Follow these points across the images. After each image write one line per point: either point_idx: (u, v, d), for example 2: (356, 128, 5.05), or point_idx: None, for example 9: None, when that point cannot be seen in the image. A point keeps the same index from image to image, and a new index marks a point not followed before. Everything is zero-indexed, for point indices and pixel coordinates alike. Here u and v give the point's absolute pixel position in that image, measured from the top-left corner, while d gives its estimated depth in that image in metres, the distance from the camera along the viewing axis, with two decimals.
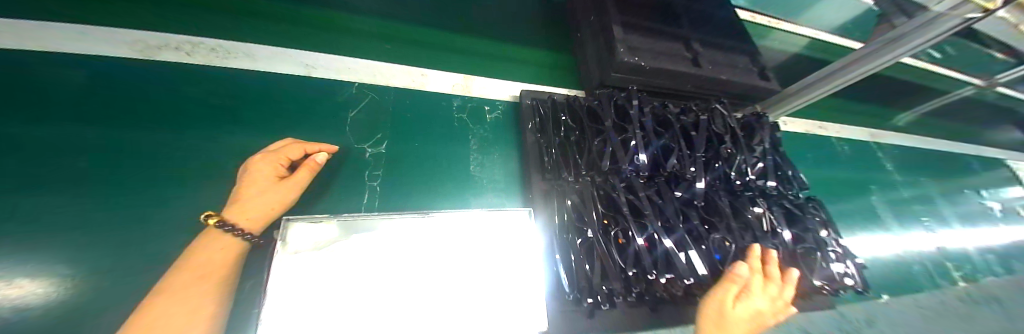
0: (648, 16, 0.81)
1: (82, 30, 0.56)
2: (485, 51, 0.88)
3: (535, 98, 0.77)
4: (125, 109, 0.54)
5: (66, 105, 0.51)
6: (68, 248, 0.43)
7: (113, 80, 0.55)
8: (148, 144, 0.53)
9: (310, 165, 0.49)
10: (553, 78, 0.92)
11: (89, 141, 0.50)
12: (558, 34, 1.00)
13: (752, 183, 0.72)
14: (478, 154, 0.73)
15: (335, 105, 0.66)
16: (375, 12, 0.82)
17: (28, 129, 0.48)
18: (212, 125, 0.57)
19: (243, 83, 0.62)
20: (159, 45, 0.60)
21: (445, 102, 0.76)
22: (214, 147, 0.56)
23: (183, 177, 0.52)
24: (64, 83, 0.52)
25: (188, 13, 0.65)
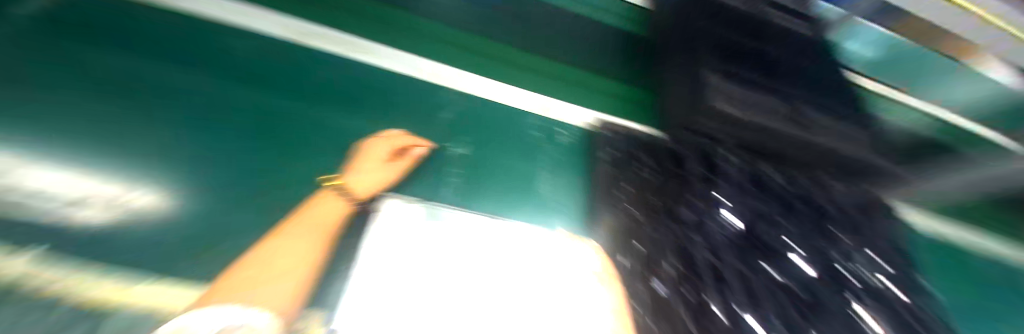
0: (746, 71, 0.79)
1: (261, 17, 0.73)
2: (569, 78, 0.91)
3: (613, 131, 0.79)
4: (270, 77, 0.66)
5: (235, 67, 0.66)
6: (194, 164, 0.50)
7: (270, 55, 0.69)
8: (277, 111, 0.62)
9: (410, 156, 0.62)
10: (633, 112, 0.90)
11: (240, 94, 0.62)
12: (643, 72, 0.99)
13: (863, 278, 0.61)
14: (548, 174, 0.73)
15: (428, 105, 0.73)
16: (474, 29, 0.90)
17: (205, 80, 0.62)
18: (330, 104, 0.66)
19: (360, 73, 0.73)
20: (309, 35, 0.74)
21: (524, 120, 0.79)
22: (324, 119, 0.64)
23: (295, 135, 0.60)
24: (239, 51, 0.68)
25: (333, 12, 0.79)
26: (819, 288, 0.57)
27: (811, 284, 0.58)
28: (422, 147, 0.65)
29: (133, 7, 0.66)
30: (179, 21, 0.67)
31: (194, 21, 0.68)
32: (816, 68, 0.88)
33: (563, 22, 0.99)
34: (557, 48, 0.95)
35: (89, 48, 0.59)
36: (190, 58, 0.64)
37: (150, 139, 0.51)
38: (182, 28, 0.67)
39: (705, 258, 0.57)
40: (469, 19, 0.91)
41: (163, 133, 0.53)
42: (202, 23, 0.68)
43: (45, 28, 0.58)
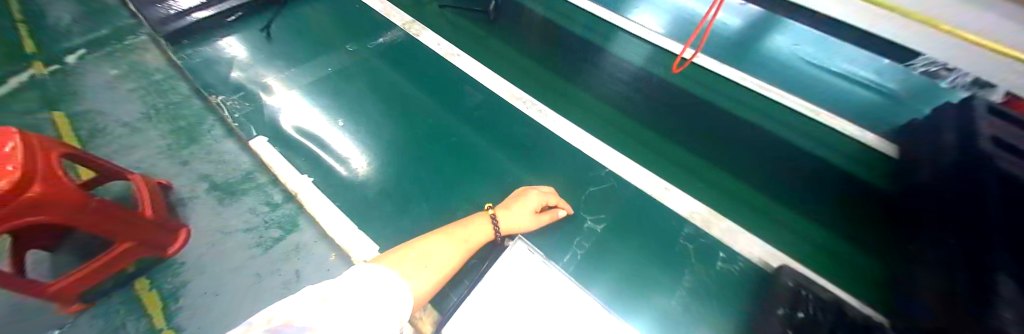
0: None
1: (488, 76, 0.95)
2: (750, 201, 0.74)
3: (801, 283, 0.58)
4: (477, 121, 0.87)
5: (460, 109, 0.89)
6: (416, 180, 0.76)
7: (484, 105, 0.90)
8: (468, 145, 0.83)
9: (553, 215, 0.66)
10: (846, 276, 0.64)
11: (456, 132, 0.84)
12: (891, 230, 0.68)
13: None
14: (685, 296, 0.63)
15: (584, 177, 0.77)
16: (655, 120, 0.87)
17: (442, 115, 0.88)
18: (506, 153, 0.81)
19: (540, 137, 0.84)
20: (514, 96, 0.91)
21: (676, 224, 0.71)
22: (501, 168, 0.79)
23: (479, 176, 0.77)
24: (466, 98, 0.91)
25: (530, 79, 0.96)
26: None
27: None
28: (565, 211, 0.68)
29: (424, 53, 1.01)
30: (444, 68, 0.97)
31: (450, 67, 0.98)
32: None
33: (759, 136, 0.84)
34: (743, 161, 0.80)
35: (399, 75, 0.96)
36: (439, 96, 0.92)
37: (402, 148, 0.81)
38: (442, 70, 0.97)
39: None
40: (653, 110, 0.89)
41: (411, 151, 0.81)
42: (450, 69, 0.97)
43: (387, 61, 0.99)
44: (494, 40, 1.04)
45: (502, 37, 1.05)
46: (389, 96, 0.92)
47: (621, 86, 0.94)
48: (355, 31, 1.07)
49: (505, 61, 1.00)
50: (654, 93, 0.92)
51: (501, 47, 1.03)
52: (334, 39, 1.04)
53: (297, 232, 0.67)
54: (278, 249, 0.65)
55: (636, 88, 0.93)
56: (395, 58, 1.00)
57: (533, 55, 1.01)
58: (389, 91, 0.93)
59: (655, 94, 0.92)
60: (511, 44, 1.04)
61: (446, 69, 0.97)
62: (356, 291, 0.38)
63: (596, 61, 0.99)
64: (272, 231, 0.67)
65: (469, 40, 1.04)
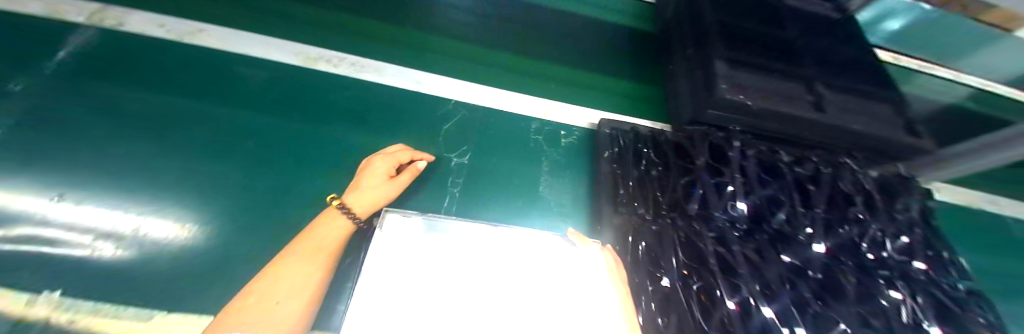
0: (761, 51, 0.73)
1: (265, 42, 0.73)
2: (573, 79, 0.90)
3: (615, 128, 0.77)
4: (279, 99, 0.67)
5: (247, 95, 0.66)
6: (218, 197, 0.53)
7: (280, 79, 0.70)
8: (281, 134, 0.63)
9: (414, 170, 0.57)
10: (636, 108, 0.89)
11: (255, 124, 0.63)
12: (646, 66, 0.98)
13: (890, 261, 0.57)
14: (550, 177, 0.73)
15: (433, 116, 0.73)
16: (478, 38, 0.90)
17: (223, 111, 0.63)
18: (339, 124, 0.67)
19: (372, 92, 0.73)
20: (315, 58, 0.74)
21: (525, 123, 0.80)
22: (340, 143, 0.65)
23: (316, 161, 0.61)
24: (247, 80, 0.68)
25: (328, 30, 0.78)
26: (844, 275, 0.53)
27: (836, 269, 0.54)
28: (425, 160, 0.60)
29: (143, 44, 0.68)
30: (190, 50, 0.69)
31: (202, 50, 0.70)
32: (842, 43, 0.80)
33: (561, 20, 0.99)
34: (563, 51, 0.95)
35: (109, 83, 0.61)
36: (202, 88, 0.65)
37: (166, 177, 0.53)
38: (189, 58, 0.68)
39: (718, 252, 0.55)
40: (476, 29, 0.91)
41: (191, 166, 0.56)
42: (207, 51, 0.70)
43: (63, 74, 0.60)
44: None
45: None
46: (101, 118, 0.57)
47: (435, 11, 0.91)
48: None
49: (283, 17, 0.77)
50: (470, 10, 0.94)
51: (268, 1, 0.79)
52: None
53: None
54: None
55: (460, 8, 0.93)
56: (80, 66, 0.62)
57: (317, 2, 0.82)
58: (88, 113, 0.57)
59: (471, 11, 0.94)
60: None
61: (195, 52, 0.69)
62: None
63: None
64: None
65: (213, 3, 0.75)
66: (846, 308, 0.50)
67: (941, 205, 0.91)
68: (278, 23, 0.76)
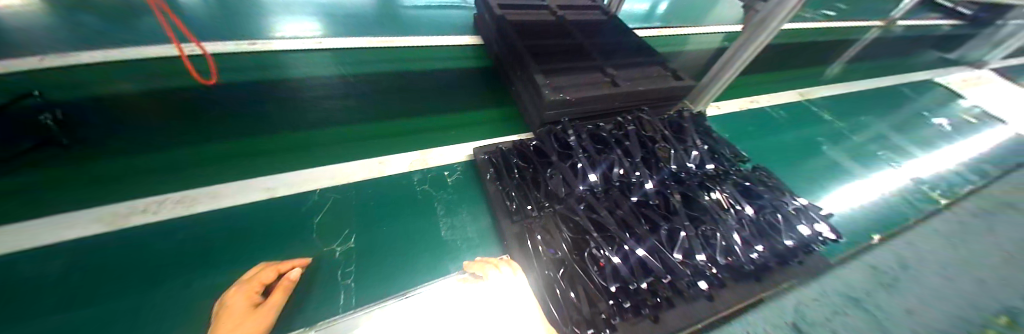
0: (562, 57, 0.93)
1: (56, 221, 0.60)
2: (437, 124, 0.98)
3: (488, 152, 0.85)
4: (89, 278, 0.56)
5: (38, 295, 0.53)
6: None
7: (84, 255, 0.58)
8: (104, 318, 0.52)
9: (284, 283, 0.54)
10: (501, 128, 1.01)
11: (61, 323, 0.51)
12: (496, 91, 1.12)
13: (695, 171, 0.77)
14: (447, 218, 0.76)
15: (305, 214, 0.71)
16: (332, 119, 0.91)
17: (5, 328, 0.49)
18: (187, 270, 0.59)
19: (219, 220, 0.66)
20: (130, 212, 0.64)
21: (406, 180, 0.82)
22: (192, 293, 0.56)
23: (163, 329, 0.52)
24: (34, 276, 0.55)
25: (146, 176, 0.69)
26: (672, 195, 0.71)
27: (667, 193, 0.71)
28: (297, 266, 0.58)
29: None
30: None
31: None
32: (612, 34, 1.08)
33: (408, 79, 1.09)
34: (421, 104, 1.03)
35: None
36: None
37: None
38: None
39: (591, 218, 0.66)
40: (328, 112, 0.93)
41: None
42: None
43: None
44: (30, 172, 0.66)
45: (39, 163, 0.68)
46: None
47: (279, 112, 0.89)
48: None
49: (74, 185, 0.65)
50: (318, 98, 0.96)
51: (49, 172, 0.67)
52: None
53: None
54: None
55: (299, 99, 0.94)
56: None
57: (120, 152, 0.72)
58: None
59: (319, 99, 0.96)
60: (62, 159, 0.69)
61: None
62: None
63: (227, 106, 0.87)
64: None
65: None
66: (682, 218, 0.67)
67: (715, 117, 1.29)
68: (70, 192, 0.64)
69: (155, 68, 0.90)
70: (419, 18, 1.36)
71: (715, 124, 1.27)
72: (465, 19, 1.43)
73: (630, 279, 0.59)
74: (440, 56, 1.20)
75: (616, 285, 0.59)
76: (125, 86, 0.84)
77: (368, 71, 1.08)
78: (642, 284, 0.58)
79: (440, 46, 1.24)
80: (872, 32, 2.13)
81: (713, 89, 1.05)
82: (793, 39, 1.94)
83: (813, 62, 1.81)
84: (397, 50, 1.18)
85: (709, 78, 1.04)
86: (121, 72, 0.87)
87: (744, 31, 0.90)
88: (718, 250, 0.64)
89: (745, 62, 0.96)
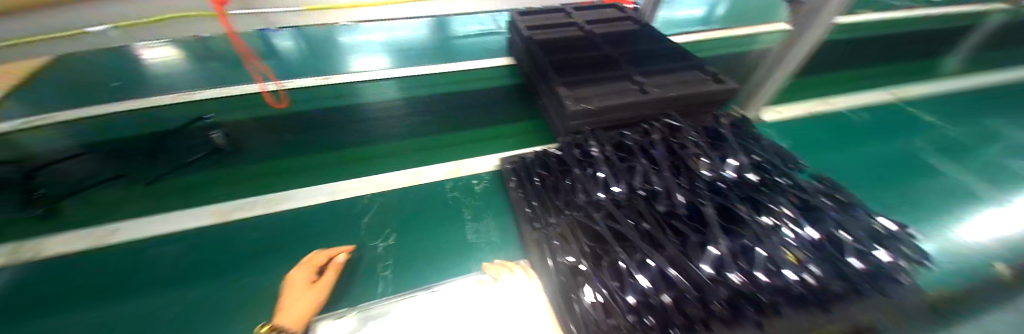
0: (589, 67, 0.95)
1: (178, 215, 0.80)
2: (469, 137, 1.05)
3: (514, 161, 0.89)
4: (194, 261, 0.72)
5: (161, 270, 0.70)
6: None
7: (193, 242, 0.75)
8: (198, 293, 0.66)
9: (334, 266, 0.63)
10: (529, 139, 1.04)
11: (173, 293, 0.66)
12: (526, 105, 1.17)
13: (733, 183, 0.72)
14: (474, 223, 0.81)
15: (354, 214, 0.82)
16: (377, 136, 1.04)
17: (137, 295, 0.66)
18: (259, 258, 0.72)
19: (286, 218, 0.80)
20: (226, 210, 0.81)
21: (439, 188, 0.90)
22: (260, 277, 0.69)
23: (239, 304, 0.64)
24: (159, 256, 0.72)
25: (236, 183, 0.87)
26: (704, 207, 0.65)
27: (698, 204, 0.66)
28: (344, 251, 0.67)
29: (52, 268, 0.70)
30: (97, 255, 0.72)
31: (114, 249, 0.73)
32: (644, 42, 1.07)
33: (446, 99, 1.21)
34: (454, 120, 1.11)
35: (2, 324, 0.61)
36: (112, 283, 0.67)
37: None
38: (105, 262, 0.71)
39: (612, 228, 0.64)
40: (373, 130, 1.06)
41: None
42: (124, 244, 0.74)
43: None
44: (165, 178, 0.88)
45: (172, 171, 0.90)
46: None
47: (336, 130, 1.06)
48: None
49: (190, 189, 0.86)
50: (368, 118, 1.11)
51: (176, 179, 0.88)
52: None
53: None
54: None
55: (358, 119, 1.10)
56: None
57: (223, 163, 0.92)
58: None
59: (368, 119, 1.10)
60: (186, 168, 0.90)
61: (106, 250, 0.73)
62: None
63: (299, 127, 1.05)
64: None
65: (121, 202, 0.82)
66: (716, 234, 0.61)
67: (772, 122, 1.17)
68: (189, 193, 0.85)
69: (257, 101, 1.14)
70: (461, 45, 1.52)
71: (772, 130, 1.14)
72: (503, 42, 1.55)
73: (650, 291, 0.55)
74: (478, 75, 1.31)
75: (636, 297, 0.54)
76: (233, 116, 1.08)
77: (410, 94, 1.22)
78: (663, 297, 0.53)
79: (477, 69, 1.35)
80: (996, 17, 1.73)
81: (763, 92, 0.97)
82: (883, 34, 1.65)
83: (911, 58, 1.51)
84: (439, 74, 1.32)
85: (757, 82, 0.97)
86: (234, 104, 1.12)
87: (789, 28, 0.83)
88: (760, 268, 0.57)
89: (796, 62, 0.87)
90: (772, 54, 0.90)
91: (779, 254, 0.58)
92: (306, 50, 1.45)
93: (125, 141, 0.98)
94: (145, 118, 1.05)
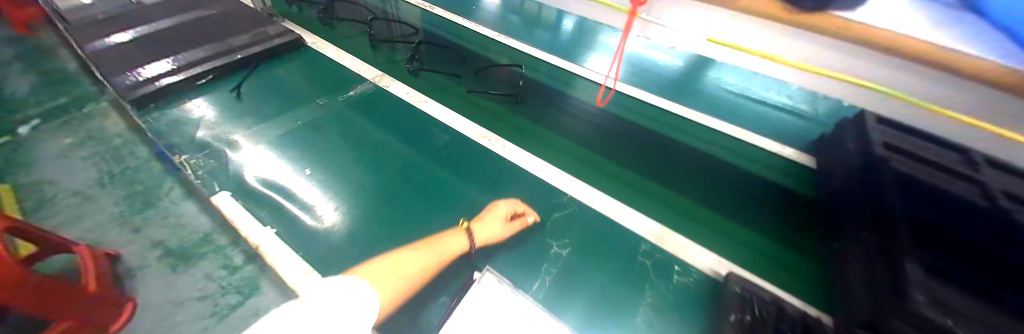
0: (973, 276, 0.64)
1: (464, 126, 1.26)
2: (684, 210, 1.02)
3: (748, 287, 0.69)
4: (457, 164, 1.12)
5: (445, 156, 1.14)
6: (426, 214, 0.97)
7: (465, 151, 1.16)
8: (451, 183, 1.05)
9: (521, 222, 0.81)
10: (750, 263, 0.91)
11: (443, 175, 1.08)
12: (771, 226, 1.00)
13: None
14: (648, 309, 0.68)
15: (553, 207, 0.89)
16: (602, 155, 1.18)
17: (434, 162, 1.12)
18: (483, 188, 1.04)
19: (509, 174, 1.08)
20: (486, 140, 1.20)
21: (634, 241, 0.80)
22: (478, 199, 1.00)
23: (463, 206, 0.98)
24: (448, 146, 1.18)
25: (498, 126, 1.27)
26: None
27: None
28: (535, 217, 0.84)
29: (420, 117, 1.29)
30: (428, 124, 1.26)
31: (441, 126, 1.26)
32: None
33: (680, 160, 1.19)
34: (677, 185, 1.10)
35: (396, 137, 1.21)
36: (430, 146, 1.17)
37: None
38: (434, 131, 1.23)
39: None
40: (602, 151, 1.20)
41: (419, 190, 1.04)
42: (445, 126, 1.26)
43: (388, 128, 1.24)
44: (472, 100, 1.38)
45: (478, 97, 1.39)
46: (392, 157, 1.14)
47: (577, 131, 1.27)
48: (336, 88, 1.42)
49: (479, 115, 1.31)
50: (603, 136, 1.25)
51: (475, 103, 1.36)
52: (307, 97, 1.37)
53: (255, 298, 0.86)
54: (235, 314, 0.84)
55: (580, 117, 1.32)
56: (395, 123, 1.26)
57: (502, 110, 1.34)
58: (390, 157, 1.14)
59: (603, 137, 1.24)
60: (484, 101, 1.38)
61: (433, 123, 1.26)
62: (329, 299, 0.58)
63: (555, 114, 1.33)
64: (228, 297, 0.87)
65: (449, 98, 1.38)
66: None
67: None
68: (476, 117, 1.30)
69: (531, 63, 1.56)
70: (724, 106, 1.42)
71: None
72: (773, 129, 1.33)
73: None
74: (707, 148, 1.24)
75: None
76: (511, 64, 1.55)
77: (648, 135, 1.27)
78: None
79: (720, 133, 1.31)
80: None
81: None
82: None
83: None
84: (689, 132, 1.30)
85: None
86: (520, 59, 1.59)
87: None
88: None
89: None
90: None
91: None
92: (582, 39, 1.69)
93: (461, 54, 1.59)
94: (476, 40, 1.69)
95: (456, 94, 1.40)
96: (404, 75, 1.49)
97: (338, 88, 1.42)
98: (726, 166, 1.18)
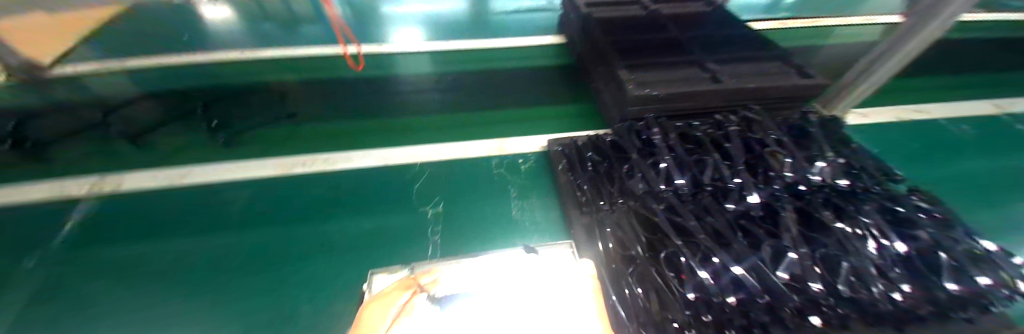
0: (650, 55, 0.92)
1: (235, 167, 0.88)
2: (514, 116, 1.06)
3: (561, 144, 0.88)
4: (242, 213, 0.78)
5: (215, 217, 0.77)
6: (210, 313, 0.61)
7: (249, 193, 0.82)
8: (247, 241, 0.73)
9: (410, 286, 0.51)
10: (581, 124, 1.04)
11: (220, 243, 0.72)
12: (576, 87, 1.17)
13: (813, 185, 0.67)
14: (519, 201, 0.81)
15: (404, 182, 0.85)
16: (424, 110, 1.07)
17: (197, 237, 0.73)
18: (286, 223, 0.76)
19: (323, 178, 0.86)
20: (291, 164, 0.89)
21: (485, 163, 0.91)
22: (293, 233, 0.74)
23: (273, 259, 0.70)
24: (222, 203, 0.80)
25: (281, 144, 0.94)
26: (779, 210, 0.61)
27: (774, 206, 0.62)
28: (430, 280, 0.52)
29: (189, 193, 0.82)
30: (165, 198, 0.81)
31: (199, 186, 0.83)
32: (713, 27, 1.07)
33: (489, 74, 1.21)
34: (496, 98, 1.13)
35: (111, 239, 0.73)
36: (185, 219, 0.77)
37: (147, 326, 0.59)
38: (233, 196, 0.81)
39: (673, 220, 0.62)
40: (418, 103, 1.09)
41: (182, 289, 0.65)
42: (226, 179, 0.85)
43: (152, 241, 0.72)
44: (224, 129, 0.96)
45: (232, 121, 0.99)
46: (109, 271, 0.67)
47: (385, 96, 1.11)
48: (34, 239, 0.72)
49: (251, 142, 0.94)
50: (411, 88, 1.14)
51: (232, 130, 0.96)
52: None
53: None
54: None
55: (376, 89, 1.13)
56: (156, 228, 0.75)
57: (277, 122, 1.00)
58: (114, 270, 0.67)
59: (411, 90, 1.13)
60: (248, 121, 0.99)
61: (179, 190, 0.82)
62: None
63: (349, 91, 1.12)
64: None
65: (183, 146, 0.92)
66: (793, 232, 0.57)
67: (864, 129, 1.05)
68: (245, 145, 0.93)
69: (284, 54, 1.24)
70: (495, 23, 1.47)
71: (861, 139, 1.02)
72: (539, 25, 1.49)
73: (717, 292, 0.51)
74: (507, 56, 1.29)
75: (695, 293, 0.52)
76: (288, 76, 1.15)
77: (455, 69, 1.22)
78: (730, 298, 0.50)
79: (512, 38, 1.39)
80: None
81: (900, 56, 0.79)
82: (979, 29, 1.47)
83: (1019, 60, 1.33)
84: (484, 48, 1.32)
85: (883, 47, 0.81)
86: (296, 64, 1.21)
87: None
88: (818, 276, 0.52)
89: (921, 49, 0.77)
90: (908, 18, 0.75)
91: (849, 265, 0.53)
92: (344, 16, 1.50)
93: (192, 89, 1.09)
94: (189, 61, 1.19)
95: (194, 140, 0.93)
96: (129, 165, 0.87)
97: (42, 236, 0.73)
98: (544, 67, 1.25)
